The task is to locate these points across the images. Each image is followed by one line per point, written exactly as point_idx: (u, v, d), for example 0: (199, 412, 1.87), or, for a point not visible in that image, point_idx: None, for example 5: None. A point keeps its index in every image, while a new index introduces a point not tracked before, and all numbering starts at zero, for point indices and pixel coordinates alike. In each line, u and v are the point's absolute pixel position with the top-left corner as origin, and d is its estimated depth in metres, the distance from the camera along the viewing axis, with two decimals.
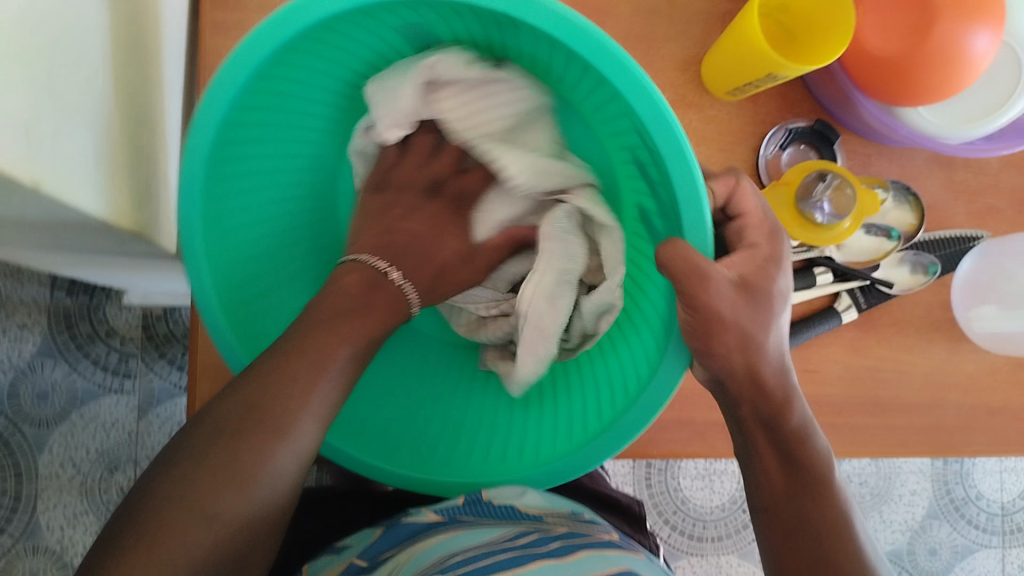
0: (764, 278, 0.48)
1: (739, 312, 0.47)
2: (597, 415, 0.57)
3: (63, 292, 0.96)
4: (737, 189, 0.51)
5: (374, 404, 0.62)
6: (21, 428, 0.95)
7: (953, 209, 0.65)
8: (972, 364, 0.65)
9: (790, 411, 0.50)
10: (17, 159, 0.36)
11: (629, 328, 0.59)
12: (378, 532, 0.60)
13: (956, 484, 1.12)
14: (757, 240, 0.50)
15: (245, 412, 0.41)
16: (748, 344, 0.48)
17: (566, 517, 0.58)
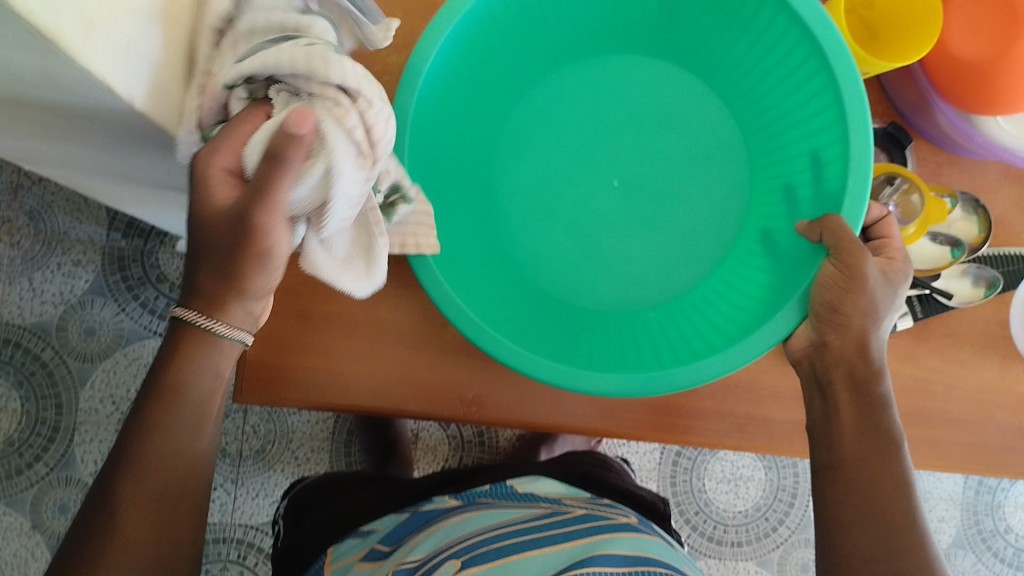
0: (900, 273, 0.53)
1: (877, 284, 0.51)
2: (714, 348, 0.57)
3: (119, 235, 0.99)
4: (888, 216, 0.56)
5: (570, 323, 0.65)
6: (66, 360, 0.97)
7: (1019, 227, 0.64)
8: (1023, 385, 0.65)
9: (880, 382, 0.51)
10: (119, 71, 0.36)
11: (743, 312, 0.60)
12: (402, 517, 0.65)
13: (985, 516, 1.10)
14: (893, 255, 0.54)
15: (134, 430, 0.42)
16: (873, 312, 0.51)
17: (582, 499, 0.66)
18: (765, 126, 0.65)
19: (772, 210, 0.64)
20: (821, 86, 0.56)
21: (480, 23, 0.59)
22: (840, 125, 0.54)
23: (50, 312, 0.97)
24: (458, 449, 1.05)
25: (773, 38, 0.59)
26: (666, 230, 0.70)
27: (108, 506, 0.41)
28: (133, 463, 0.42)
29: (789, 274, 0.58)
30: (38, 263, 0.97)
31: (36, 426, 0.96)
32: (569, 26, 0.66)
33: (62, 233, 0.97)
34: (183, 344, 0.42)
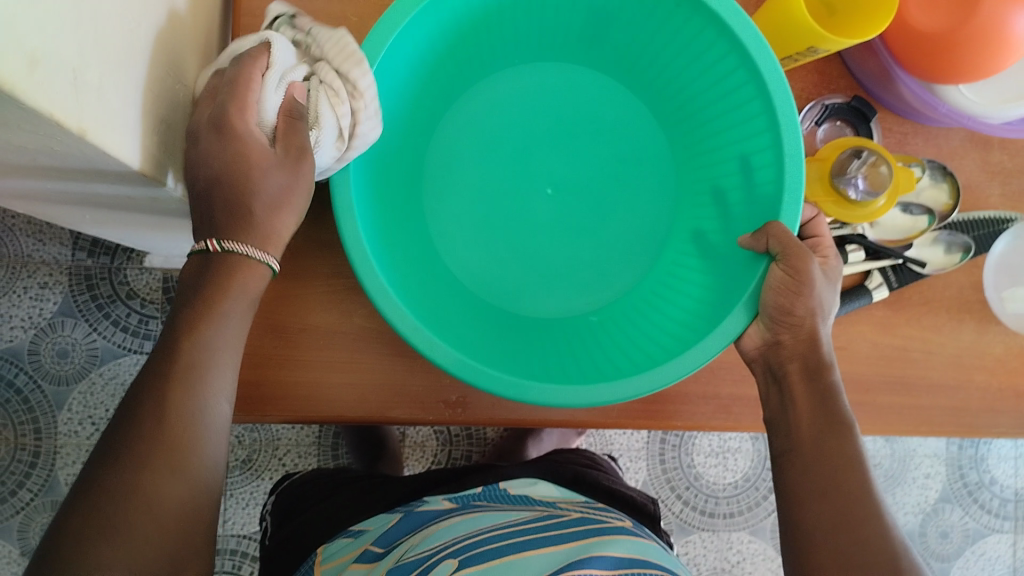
0: (836, 270, 0.56)
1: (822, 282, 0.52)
2: (670, 351, 0.57)
3: (85, 254, 0.97)
4: (818, 218, 0.60)
5: (515, 329, 0.65)
6: (40, 384, 0.96)
7: (987, 191, 0.65)
8: (1001, 346, 0.65)
9: (830, 370, 0.52)
10: (65, 107, 0.35)
11: (681, 314, 0.61)
12: (394, 519, 0.65)
13: (970, 469, 1.12)
14: (826, 254, 0.57)
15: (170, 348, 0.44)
16: (817, 311, 0.52)
17: (577, 502, 0.65)
18: (695, 131, 0.67)
19: (701, 211, 0.67)
20: (748, 97, 0.57)
21: (420, 44, 0.57)
22: (770, 128, 0.55)
23: (21, 336, 0.96)
24: (447, 444, 1.05)
25: (695, 46, 0.59)
26: (598, 236, 0.72)
27: (156, 412, 0.42)
28: (180, 377, 0.43)
29: (727, 276, 0.59)
30: (4, 288, 0.95)
31: (16, 452, 0.95)
32: (499, 39, 0.65)
33: (27, 256, 0.96)
34: (229, 270, 0.45)
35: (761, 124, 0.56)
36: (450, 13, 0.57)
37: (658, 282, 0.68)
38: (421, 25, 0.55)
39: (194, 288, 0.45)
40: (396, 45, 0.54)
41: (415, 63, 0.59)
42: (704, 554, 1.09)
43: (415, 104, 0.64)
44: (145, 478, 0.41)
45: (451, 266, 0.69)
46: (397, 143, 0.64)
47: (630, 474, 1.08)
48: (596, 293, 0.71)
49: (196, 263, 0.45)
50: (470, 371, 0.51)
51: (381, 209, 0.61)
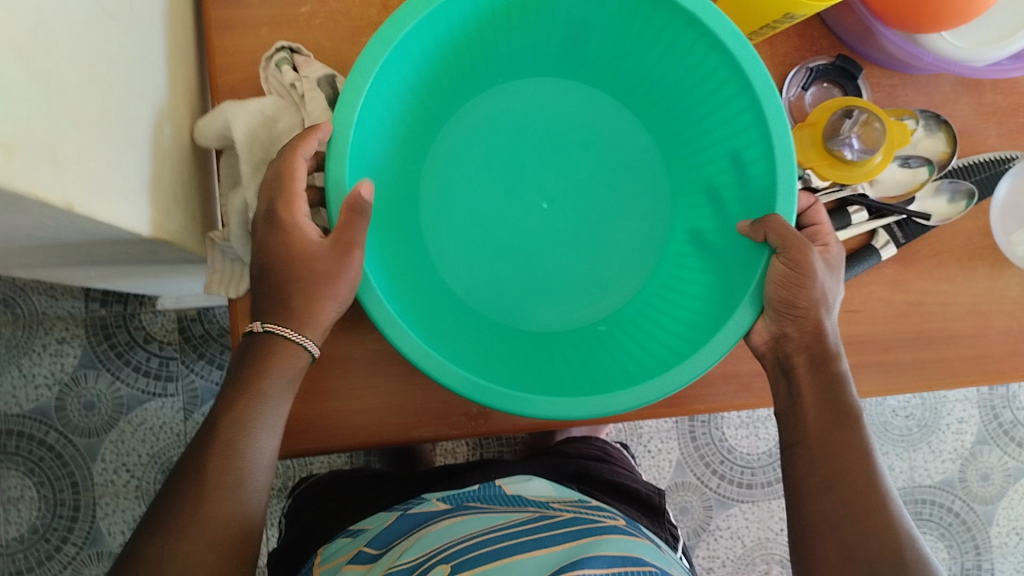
0: (837, 258, 0.56)
1: (823, 273, 0.53)
2: (678, 351, 0.58)
3: (98, 304, 0.98)
4: (815, 203, 0.59)
5: (527, 345, 0.66)
6: (71, 439, 0.97)
7: (984, 134, 0.64)
8: (1017, 288, 0.65)
9: (836, 360, 0.53)
10: (47, 184, 0.35)
11: (685, 314, 0.62)
12: (391, 517, 0.63)
13: (1004, 408, 1.11)
14: (827, 241, 0.57)
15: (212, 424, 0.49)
16: (821, 300, 0.53)
17: (571, 501, 0.63)
18: (683, 131, 0.67)
19: (699, 211, 0.67)
20: (735, 97, 0.57)
21: (407, 71, 0.57)
22: (758, 125, 0.55)
23: (46, 395, 0.97)
24: (478, 448, 1.06)
25: (674, 46, 0.59)
26: (596, 248, 0.73)
27: (196, 485, 0.47)
28: (218, 450, 0.48)
29: (730, 274, 0.59)
30: (22, 349, 0.96)
31: (57, 508, 0.96)
32: (479, 64, 0.66)
33: (41, 314, 0.97)
34: (270, 352, 0.50)
35: (749, 120, 0.56)
36: (427, 44, 0.57)
37: (660, 282, 0.69)
38: (401, 59, 0.55)
39: (242, 367, 0.51)
40: (385, 73, 0.54)
41: (400, 94, 0.59)
42: (747, 526, 1.09)
43: (403, 138, 0.64)
44: (178, 545, 0.46)
45: (453, 287, 0.69)
46: (391, 173, 0.64)
47: (662, 455, 1.08)
48: (600, 299, 0.71)
49: (247, 341, 0.52)
50: (510, 403, 0.51)
51: (383, 236, 0.61)
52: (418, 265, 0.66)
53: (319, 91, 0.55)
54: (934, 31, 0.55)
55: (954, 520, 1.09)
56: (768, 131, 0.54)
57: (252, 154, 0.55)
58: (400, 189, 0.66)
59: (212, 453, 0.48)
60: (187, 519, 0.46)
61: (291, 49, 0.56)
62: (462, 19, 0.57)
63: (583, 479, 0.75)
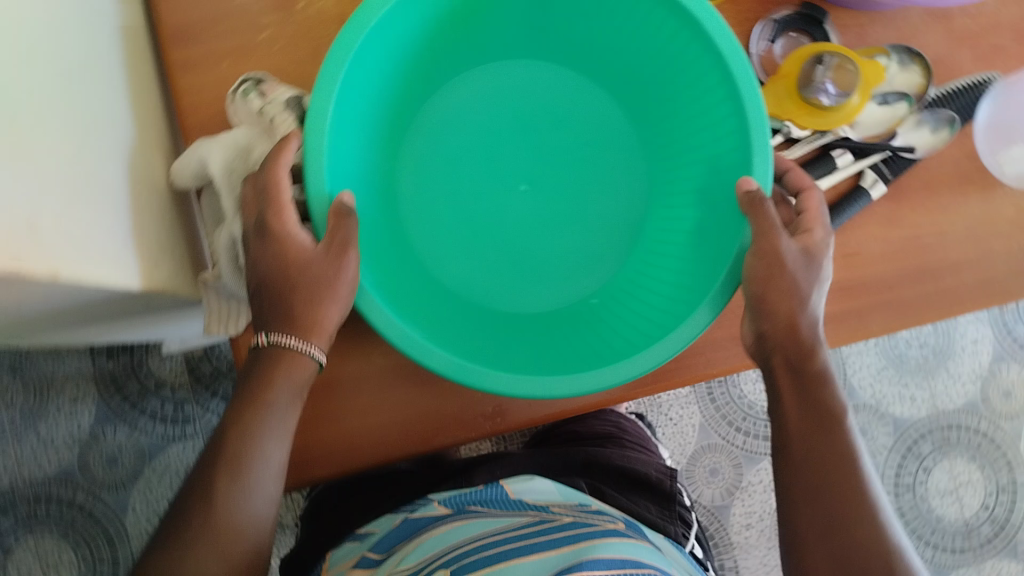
0: (820, 246, 0.54)
1: (798, 266, 0.52)
2: (673, 314, 0.58)
3: (104, 358, 0.98)
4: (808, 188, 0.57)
5: (528, 330, 0.66)
6: (99, 496, 0.97)
7: (957, 58, 0.64)
8: (1009, 207, 0.65)
9: (814, 358, 0.53)
10: (28, 255, 0.35)
11: (676, 276, 0.62)
12: (397, 518, 0.64)
13: (1015, 322, 1.11)
14: (811, 226, 0.55)
15: (222, 437, 0.49)
16: (796, 294, 0.52)
17: (571, 505, 0.63)
18: (653, 95, 0.66)
19: (676, 172, 0.67)
20: (696, 53, 0.57)
21: (371, 77, 0.57)
22: (722, 79, 0.55)
23: (68, 456, 0.97)
24: (501, 443, 1.06)
25: (628, 11, 0.59)
26: (575, 223, 0.73)
27: (205, 507, 0.47)
28: (227, 465, 0.48)
29: (718, 231, 0.59)
30: (37, 414, 0.96)
31: (97, 565, 0.96)
32: (446, 53, 0.65)
33: (50, 376, 0.97)
34: (276, 361, 0.50)
35: (713, 75, 0.56)
36: (386, 45, 0.56)
37: (647, 247, 0.69)
38: (363, 64, 0.55)
39: (247, 380, 0.50)
40: (350, 83, 0.53)
41: (367, 103, 0.59)
42: None
43: (375, 141, 0.64)
44: (189, 562, 0.45)
45: (445, 281, 0.69)
46: (370, 178, 0.64)
47: (685, 421, 1.08)
48: (590, 274, 0.71)
49: (253, 355, 0.51)
50: (505, 384, 0.52)
51: (372, 243, 0.61)
52: (408, 264, 0.66)
53: (290, 115, 0.54)
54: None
55: (982, 441, 1.09)
56: (733, 83, 0.54)
57: (231, 188, 0.54)
58: (381, 193, 0.66)
59: (222, 468, 0.48)
60: (198, 540, 0.46)
61: (255, 78, 0.55)
62: (416, 16, 0.57)
63: (593, 468, 0.76)
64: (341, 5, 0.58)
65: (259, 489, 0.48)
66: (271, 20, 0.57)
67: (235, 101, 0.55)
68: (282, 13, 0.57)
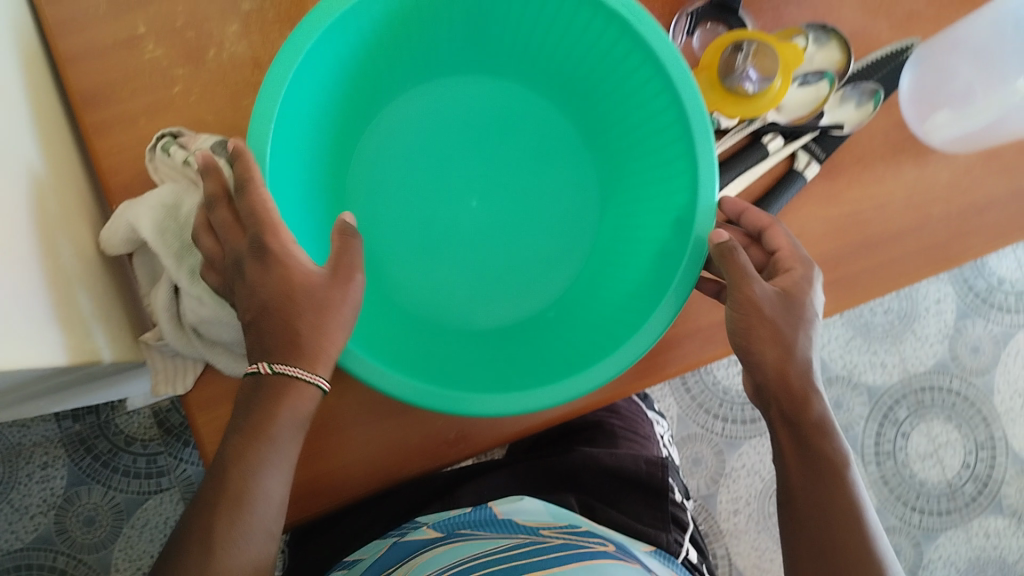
0: (801, 289, 0.54)
1: (773, 310, 0.52)
2: (631, 315, 0.59)
3: (70, 420, 0.95)
4: (772, 225, 0.57)
5: (495, 346, 0.65)
6: (81, 557, 0.96)
7: (875, 29, 0.64)
8: (945, 171, 0.65)
9: (811, 406, 0.52)
10: None
11: (632, 277, 0.62)
12: (387, 544, 0.63)
13: (976, 277, 1.12)
14: (790, 266, 0.54)
15: (222, 471, 0.46)
16: (784, 342, 0.52)
17: (560, 526, 0.62)
18: (594, 97, 0.66)
19: (625, 171, 0.67)
20: (629, 51, 0.56)
21: (305, 109, 0.56)
22: (657, 74, 0.55)
23: (44, 522, 0.95)
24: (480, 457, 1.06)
25: (554, 19, 0.59)
26: (529, 231, 0.72)
27: (206, 548, 0.45)
28: (227, 504, 0.45)
29: (671, 225, 0.59)
30: (8, 484, 0.95)
31: None
32: (381, 77, 0.64)
33: (18, 445, 0.95)
34: (279, 392, 0.46)
35: (648, 71, 0.56)
36: (317, 78, 0.55)
37: (605, 251, 0.69)
38: (295, 101, 0.53)
39: (249, 410, 0.47)
40: (283, 117, 0.52)
41: (304, 135, 0.58)
42: (761, 459, 1.10)
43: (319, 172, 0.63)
44: None
45: (408, 302, 0.68)
46: (319, 208, 0.63)
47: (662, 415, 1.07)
48: (549, 284, 0.71)
49: (251, 381, 0.47)
50: (471, 403, 0.52)
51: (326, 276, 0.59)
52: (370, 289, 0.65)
53: (217, 156, 0.53)
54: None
55: (956, 399, 1.10)
56: (669, 77, 0.54)
57: (167, 246, 0.52)
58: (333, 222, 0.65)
59: (222, 508, 0.45)
60: None
61: (172, 132, 0.55)
62: (344, 46, 0.55)
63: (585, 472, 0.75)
64: (252, 48, 0.57)
65: (257, 527, 0.46)
66: (182, 72, 0.56)
67: (156, 157, 0.54)
68: (193, 64, 0.56)
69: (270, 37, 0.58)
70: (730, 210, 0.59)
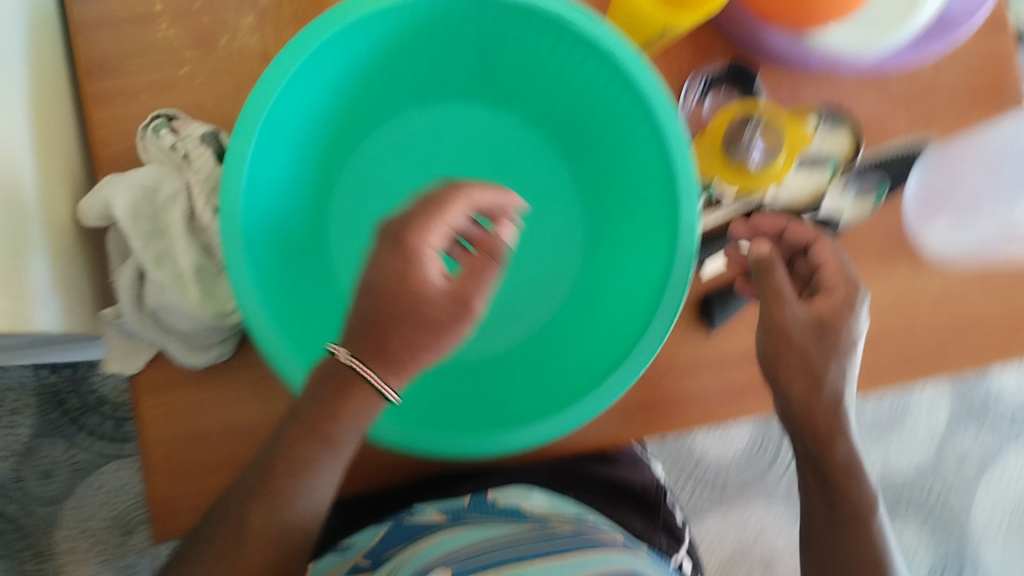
0: (845, 309, 0.53)
1: (804, 342, 0.52)
2: (593, 374, 0.57)
3: (47, 370, 0.96)
4: (819, 239, 0.56)
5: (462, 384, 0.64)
6: (32, 507, 0.96)
7: (892, 123, 0.63)
8: (934, 283, 0.63)
9: (836, 444, 0.53)
10: None
11: (603, 335, 0.60)
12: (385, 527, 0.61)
13: (975, 390, 1.10)
14: (833, 284, 0.54)
15: (273, 457, 0.45)
16: (814, 374, 0.52)
17: (570, 514, 0.58)
18: (595, 145, 0.65)
19: (615, 224, 0.65)
20: (630, 107, 0.55)
21: (297, 110, 0.55)
22: (653, 132, 0.54)
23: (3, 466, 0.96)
24: None
25: (560, 60, 0.58)
26: (506, 271, 0.71)
27: (238, 532, 0.45)
28: (268, 491, 0.45)
29: (646, 287, 0.57)
30: None
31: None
32: (381, 89, 0.64)
33: None
34: (345, 398, 0.45)
35: (647, 129, 0.55)
36: (313, 83, 0.55)
37: (582, 303, 0.67)
38: (290, 100, 0.53)
39: (306, 406, 0.45)
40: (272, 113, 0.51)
41: (292, 137, 0.57)
42: (723, 531, 1.08)
43: (302, 180, 0.62)
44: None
45: None
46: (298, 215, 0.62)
47: None
48: (518, 327, 0.70)
49: (322, 367, 0.46)
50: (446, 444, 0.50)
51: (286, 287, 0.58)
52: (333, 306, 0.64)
53: (206, 151, 0.55)
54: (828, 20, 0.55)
55: (931, 508, 1.07)
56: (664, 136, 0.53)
57: (138, 227, 0.53)
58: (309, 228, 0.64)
59: (265, 496, 0.45)
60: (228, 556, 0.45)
61: (167, 114, 0.55)
62: (345, 53, 0.55)
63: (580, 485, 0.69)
64: (264, 43, 0.57)
65: (294, 524, 0.45)
66: (191, 56, 0.56)
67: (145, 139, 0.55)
68: (203, 49, 0.56)
69: (285, 34, 0.58)
70: (765, 226, 0.57)
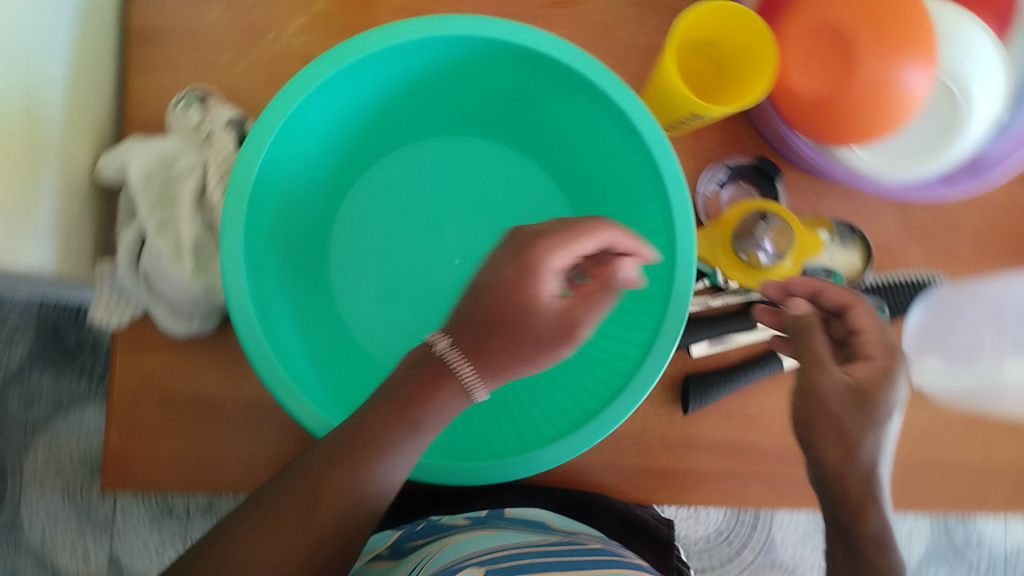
0: (885, 375, 0.46)
1: (839, 409, 0.45)
2: (556, 428, 0.55)
3: (53, 303, 0.99)
4: (853, 301, 0.51)
5: None
6: (8, 430, 0.98)
7: (908, 251, 0.62)
8: (925, 415, 0.62)
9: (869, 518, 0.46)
10: None
11: (576, 393, 0.58)
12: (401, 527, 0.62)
13: (956, 528, 1.07)
14: (872, 350, 0.48)
15: (365, 424, 0.41)
16: (845, 441, 0.45)
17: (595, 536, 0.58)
18: (607, 202, 0.64)
19: None
20: (645, 174, 0.56)
21: (322, 117, 0.56)
22: (663, 201, 0.54)
23: None
24: None
25: (585, 117, 0.59)
26: None
27: (308, 495, 0.39)
28: (345, 449, 0.40)
29: (628, 351, 0.55)
30: None
31: None
32: (415, 109, 0.65)
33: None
34: (436, 384, 0.42)
35: (658, 197, 0.55)
36: (344, 92, 0.56)
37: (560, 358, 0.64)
38: (317, 106, 0.54)
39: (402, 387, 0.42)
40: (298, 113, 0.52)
41: (314, 141, 0.58)
42: None
43: (317, 180, 0.63)
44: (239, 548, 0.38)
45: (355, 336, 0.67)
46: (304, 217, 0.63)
47: None
48: None
49: (422, 352, 0.44)
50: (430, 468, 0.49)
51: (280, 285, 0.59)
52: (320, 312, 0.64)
53: (228, 135, 0.56)
54: (855, 137, 0.55)
55: None
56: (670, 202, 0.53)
57: (147, 191, 0.54)
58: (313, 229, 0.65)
59: (343, 461, 0.40)
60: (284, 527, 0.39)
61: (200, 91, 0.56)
62: (383, 75, 0.56)
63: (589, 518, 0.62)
64: (309, 43, 0.59)
65: (363, 495, 0.40)
66: (236, 42, 0.58)
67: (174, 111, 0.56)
68: (249, 39, 0.58)
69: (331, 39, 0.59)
70: (795, 286, 0.53)
